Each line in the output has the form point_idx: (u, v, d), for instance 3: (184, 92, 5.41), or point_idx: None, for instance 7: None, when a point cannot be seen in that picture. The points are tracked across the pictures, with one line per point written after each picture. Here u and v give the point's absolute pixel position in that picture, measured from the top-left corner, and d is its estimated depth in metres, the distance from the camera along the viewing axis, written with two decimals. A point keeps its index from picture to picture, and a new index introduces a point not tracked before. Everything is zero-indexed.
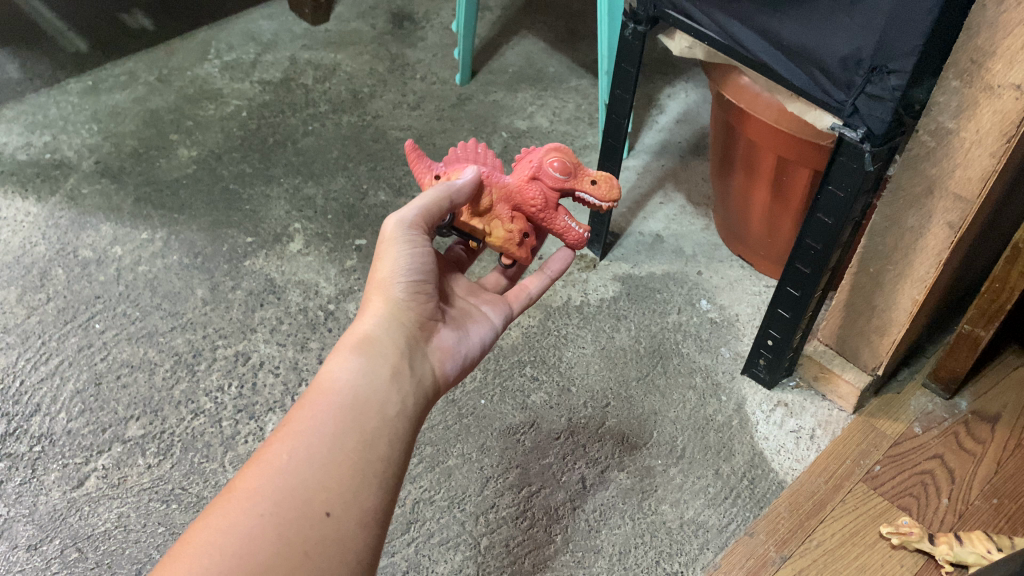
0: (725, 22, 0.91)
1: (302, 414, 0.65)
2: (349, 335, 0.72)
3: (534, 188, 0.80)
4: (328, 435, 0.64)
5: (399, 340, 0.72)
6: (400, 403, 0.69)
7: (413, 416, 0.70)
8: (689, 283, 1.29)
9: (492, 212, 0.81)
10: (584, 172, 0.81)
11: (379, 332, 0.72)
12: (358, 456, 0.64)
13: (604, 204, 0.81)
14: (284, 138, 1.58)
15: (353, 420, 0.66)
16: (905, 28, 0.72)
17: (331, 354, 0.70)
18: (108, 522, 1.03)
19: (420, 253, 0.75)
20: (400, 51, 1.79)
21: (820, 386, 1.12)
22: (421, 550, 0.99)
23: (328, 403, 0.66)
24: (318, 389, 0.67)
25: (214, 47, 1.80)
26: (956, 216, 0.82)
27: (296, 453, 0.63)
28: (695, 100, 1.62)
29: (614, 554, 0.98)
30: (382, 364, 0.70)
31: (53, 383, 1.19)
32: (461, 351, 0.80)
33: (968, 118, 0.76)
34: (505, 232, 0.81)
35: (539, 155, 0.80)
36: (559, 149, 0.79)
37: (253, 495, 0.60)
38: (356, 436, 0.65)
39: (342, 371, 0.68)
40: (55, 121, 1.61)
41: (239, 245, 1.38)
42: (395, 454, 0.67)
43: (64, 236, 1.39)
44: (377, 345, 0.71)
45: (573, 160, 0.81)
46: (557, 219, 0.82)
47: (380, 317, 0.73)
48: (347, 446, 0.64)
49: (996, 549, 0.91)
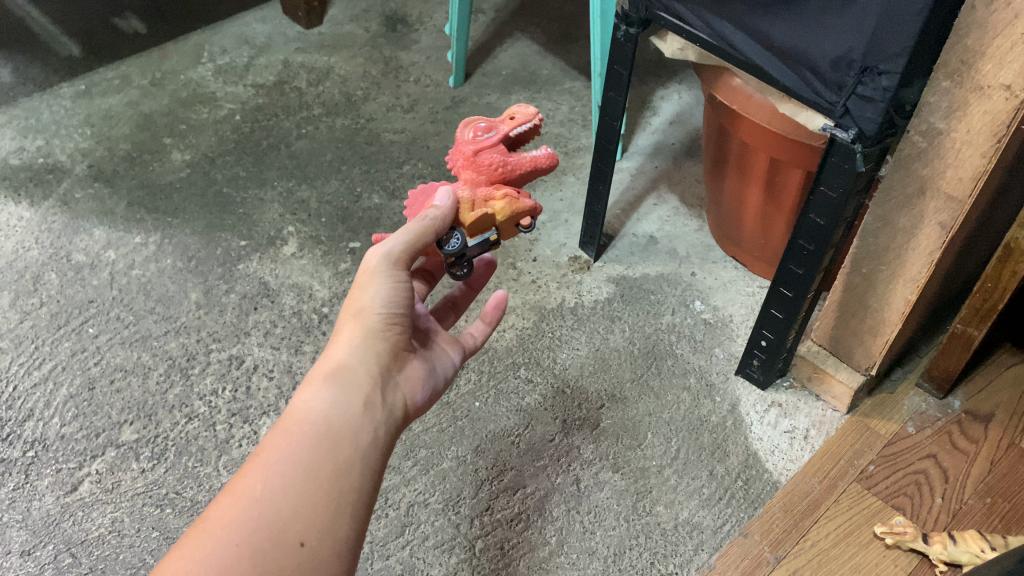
0: (716, 24, 0.91)
1: (276, 442, 0.65)
2: (322, 363, 0.71)
3: (484, 156, 0.82)
4: (300, 465, 0.64)
5: (372, 370, 0.71)
6: (372, 433, 0.69)
7: (386, 445, 0.70)
8: (683, 284, 1.29)
9: (479, 202, 0.80)
10: (500, 118, 0.84)
11: (352, 362, 0.71)
12: (331, 485, 0.64)
13: (536, 119, 0.83)
14: (278, 142, 1.58)
15: (327, 450, 0.65)
16: (895, 29, 0.72)
17: (303, 383, 0.69)
18: (102, 527, 1.03)
19: (400, 287, 0.74)
20: (394, 54, 1.79)
21: (814, 387, 1.12)
22: (416, 553, 0.98)
23: (299, 433, 0.65)
24: (291, 418, 0.67)
25: (207, 50, 1.79)
26: (948, 216, 0.83)
27: (270, 482, 0.62)
28: (688, 101, 1.63)
29: (609, 555, 0.97)
30: (354, 394, 0.69)
31: (46, 388, 1.18)
32: (431, 381, 0.79)
33: (959, 118, 0.76)
34: (503, 201, 0.81)
35: (458, 142, 0.83)
36: (465, 125, 0.83)
37: (226, 526, 0.60)
38: (328, 466, 0.65)
39: (314, 400, 0.68)
40: (48, 125, 1.61)
41: (233, 248, 1.38)
42: (366, 485, 0.66)
43: (57, 240, 1.39)
44: (349, 376, 0.70)
45: (483, 120, 0.84)
46: (522, 158, 0.84)
47: (354, 346, 0.72)
48: (320, 476, 0.64)
49: (990, 548, 0.91)
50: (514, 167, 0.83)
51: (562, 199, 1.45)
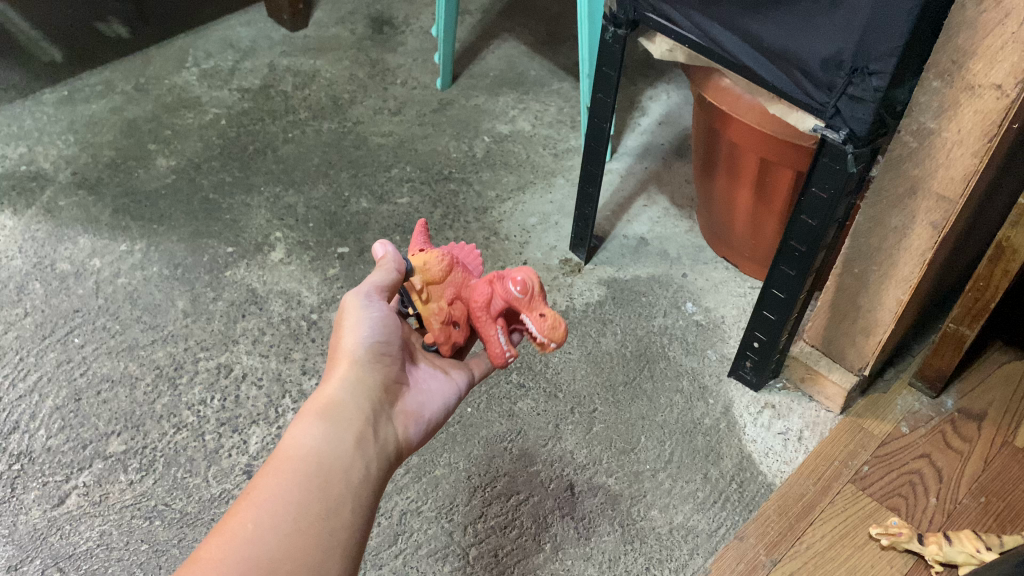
0: (705, 25, 0.90)
1: (267, 480, 0.63)
2: (314, 400, 0.71)
3: (486, 288, 0.79)
4: (292, 504, 0.62)
5: (364, 405, 0.72)
6: (364, 470, 0.68)
7: (377, 484, 0.69)
8: (674, 285, 1.28)
9: (437, 289, 0.79)
10: (539, 304, 0.77)
11: (343, 397, 0.71)
12: (322, 523, 0.62)
13: (539, 339, 0.76)
14: (264, 146, 1.57)
15: (318, 487, 0.64)
16: (885, 29, 0.71)
17: (295, 420, 0.69)
18: (91, 540, 1.01)
19: (383, 320, 0.76)
20: (380, 57, 1.77)
21: (807, 388, 1.11)
22: (409, 562, 0.97)
23: (291, 469, 0.64)
24: (282, 455, 0.65)
25: (192, 54, 1.78)
26: (939, 216, 0.82)
27: (261, 521, 0.60)
28: (677, 101, 1.62)
29: (604, 561, 0.97)
30: (346, 429, 0.69)
31: (30, 401, 1.16)
32: (422, 417, 0.79)
33: (949, 118, 0.76)
34: (437, 310, 0.79)
35: (512, 269, 0.79)
36: (530, 273, 0.77)
37: (215, 567, 0.57)
38: (319, 503, 0.63)
39: (308, 437, 0.67)
40: (31, 132, 1.58)
41: (220, 255, 1.36)
42: (357, 526, 0.65)
43: (40, 249, 1.37)
44: (340, 412, 0.70)
45: (537, 288, 0.78)
46: (489, 328, 0.79)
47: (346, 382, 0.72)
48: (311, 514, 0.62)
49: (986, 548, 0.90)
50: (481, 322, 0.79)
51: (552, 201, 1.44)
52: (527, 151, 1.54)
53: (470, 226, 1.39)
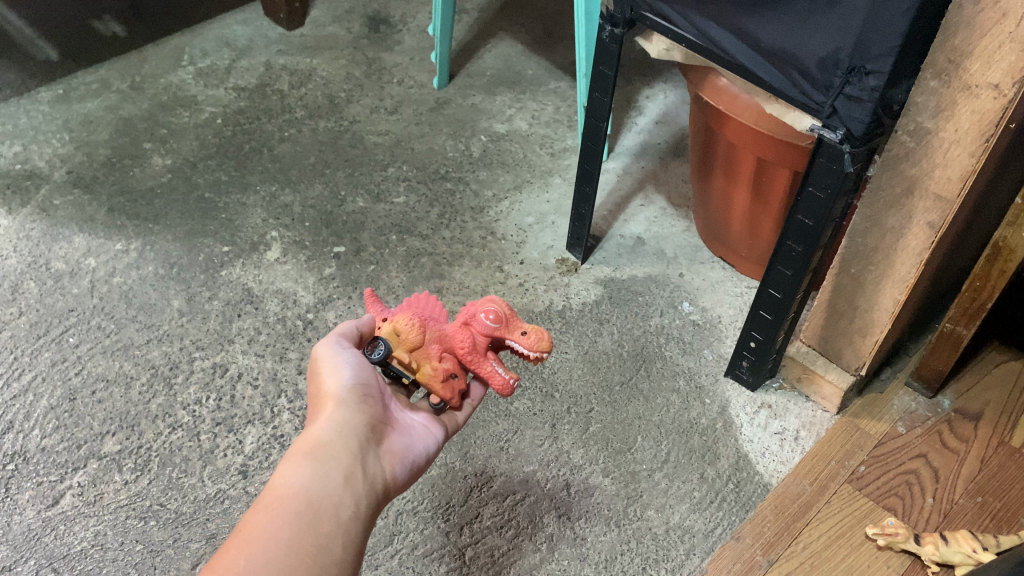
0: (702, 24, 0.90)
1: (257, 519, 0.62)
2: (301, 442, 0.70)
3: (464, 332, 0.79)
4: (283, 540, 0.61)
5: (352, 444, 0.70)
6: (353, 506, 0.66)
7: (366, 522, 0.67)
8: (671, 285, 1.28)
9: (421, 351, 0.78)
10: (516, 323, 0.79)
11: (331, 437, 0.70)
12: (312, 559, 0.61)
13: (532, 354, 0.78)
14: (260, 145, 1.56)
15: (308, 524, 0.63)
16: (882, 29, 0.71)
17: (283, 461, 0.68)
18: (85, 541, 1.01)
19: (361, 364, 0.77)
20: (377, 55, 1.77)
21: (804, 387, 1.11)
22: (406, 562, 0.97)
23: (280, 508, 0.63)
24: (271, 495, 0.64)
25: (188, 53, 1.77)
26: (937, 216, 0.82)
27: (251, 558, 0.59)
28: (674, 101, 1.62)
29: (600, 561, 0.96)
30: (335, 467, 0.68)
31: (25, 401, 1.16)
32: (412, 457, 0.77)
33: (946, 118, 0.76)
34: (432, 369, 0.78)
35: (475, 303, 0.80)
36: (496, 300, 0.80)
37: None
38: (309, 539, 0.62)
39: (296, 475, 0.66)
40: (26, 130, 1.58)
41: (215, 254, 1.35)
42: (348, 563, 0.63)
43: (35, 248, 1.36)
44: (328, 450, 0.69)
45: (507, 311, 0.80)
46: (484, 364, 0.80)
47: (332, 422, 0.71)
48: (302, 550, 0.61)
49: (983, 548, 0.90)
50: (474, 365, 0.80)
51: (549, 201, 1.43)
52: (524, 150, 1.53)
53: (467, 225, 1.39)
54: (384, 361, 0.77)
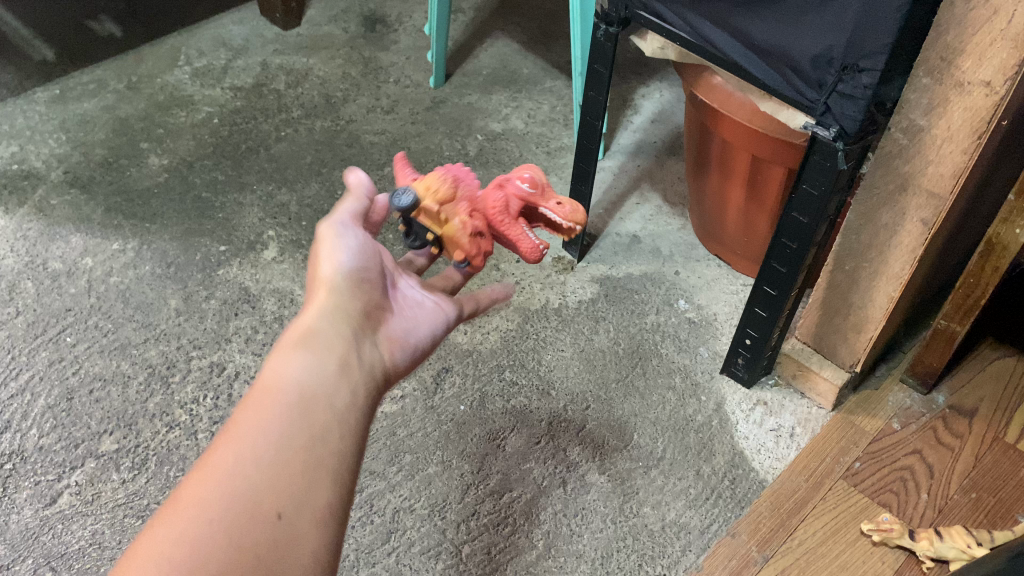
0: (696, 23, 0.90)
1: (248, 415, 0.61)
2: (292, 332, 0.68)
3: (499, 194, 0.81)
4: (275, 435, 0.60)
5: (344, 332, 0.69)
6: (348, 398, 0.66)
7: (363, 410, 0.67)
8: (666, 283, 1.28)
9: (453, 204, 0.79)
10: (551, 193, 0.82)
11: (323, 326, 0.68)
12: (308, 451, 0.60)
13: (567, 220, 0.81)
14: (256, 145, 1.56)
15: (301, 417, 0.62)
16: (874, 27, 0.71)
17: (274, 352, 0.66)
18: (83, 539, 1.01)
19: (360, 245, 0.74)
20: (373, 55, 1.77)
21: (799, 385, 1.11)
22: (402, 560, 0.97)
23: (272, 403, 0.62)
24: (262, 389, 0.63)
25: (184, 53, 1.77)
26: (930, 213, 0.83)
27: (244, 455, 0.58)
28: (669, 100, 1.62)
29: (596, 558, 0.97)
30: (328, 359, 0.66)
31: (22, 400, 1.16)
32: (409, 342, 0.77)
33: (939, 115, 0.76)
34: (461, 224, 0.79)
35: (511, 171, 0.82)
36: (532, 167, 0.82)
37: (200, 504, 0.56)
38: (303, 430, 0.61)
39: (290, 367, 0.65)
40: (23, 130, 1.58)
41: (212, 253, 1.36)
42: (347, 446, 0.63)
43: (32, 248, 1.36)
44: (320, 341, 0.67)
45: (542, 180, 0.83)
46: (514, 229, 0.81)
47: (324, 310, 0.70)
48: (296, 442, 0.60)
49: (977, 543, 0.91)
50: (506, 229, 0.81)
51: None
52: (520, 149, 1.53)
53: None
54: (412, 210, 0.77)
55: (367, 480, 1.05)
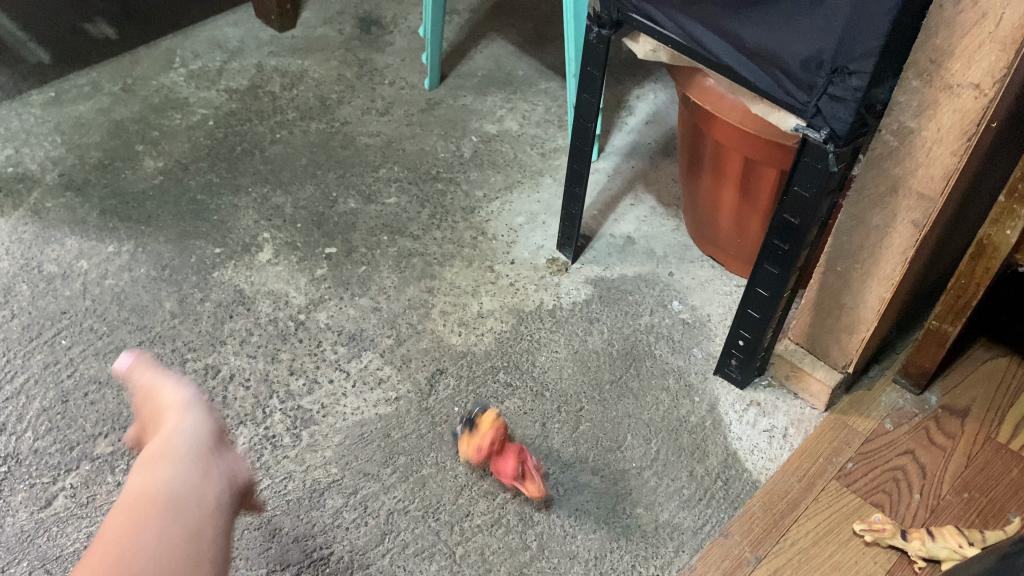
0: (688, 25, 0.90)
1: (114, 529, 0.53)
2: (146, 456, 0.61)
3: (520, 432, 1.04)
4: (150, 538, 0.52)
5: (206, 442, 0.63)
6: (220, 490, 0.59)
7: (236, 510, 0.60)
8: (661, 284, 1.28)
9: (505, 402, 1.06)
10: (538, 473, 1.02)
11: (181, 444, 0.62)
12: (188, 544, 0.53)
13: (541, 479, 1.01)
14: (251, 147, 1.56)
15: (175, 516, 0.55)
16: (864, 29, 0.72)
17: (129, 477, 0.58)
18: (78, 542, 1.01)
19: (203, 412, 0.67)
20: (368, 57, 1.77)
21: (792, 385, 1.12)
22: (396, 561, 0.97)
23: (140, 510, 0.54)
24: (125, 503, 0.55)
25: (179, 55, 1.77)
26: (920, 215, 0.83)
27: (117, 560, 0.50)
28: (664, 101, 1.63)
29: (590, 559, 0.97)
30: (195, 462, 0.60)
31: (17, 403, 1.16)
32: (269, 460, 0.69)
33: (929, 117, 0.76)
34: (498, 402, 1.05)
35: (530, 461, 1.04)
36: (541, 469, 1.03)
37: None
38: (178, 526, 0.54)
39: (158, 478, 0.57)
40: (18, 133, 1.58)
41: (207, 256, 1.36)
42: (226, 555, 0.55)
43: (28, 250, 1.36)
44: (182, 453, 0.61)
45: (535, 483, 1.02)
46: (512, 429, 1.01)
47: (179, 436, 0.63)
48: (173, 539, 0.53)
49: (968, 543, 0.91)
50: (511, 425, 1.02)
51: (540, 201, 1.44)
52: (515, 151, 1.54)
53: (458, 225, 1.40)
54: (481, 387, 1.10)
55: (362, 482, 1.05)
